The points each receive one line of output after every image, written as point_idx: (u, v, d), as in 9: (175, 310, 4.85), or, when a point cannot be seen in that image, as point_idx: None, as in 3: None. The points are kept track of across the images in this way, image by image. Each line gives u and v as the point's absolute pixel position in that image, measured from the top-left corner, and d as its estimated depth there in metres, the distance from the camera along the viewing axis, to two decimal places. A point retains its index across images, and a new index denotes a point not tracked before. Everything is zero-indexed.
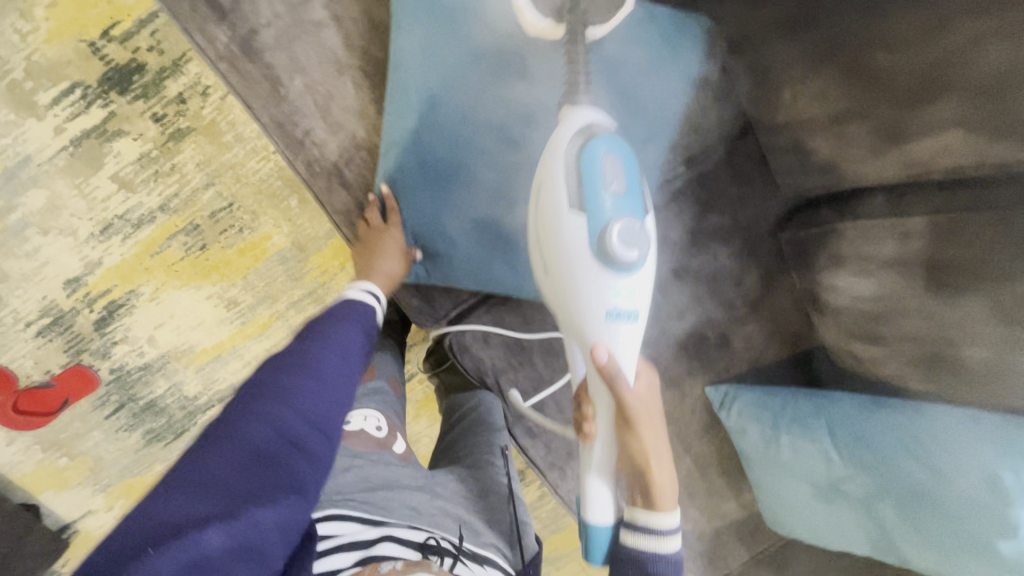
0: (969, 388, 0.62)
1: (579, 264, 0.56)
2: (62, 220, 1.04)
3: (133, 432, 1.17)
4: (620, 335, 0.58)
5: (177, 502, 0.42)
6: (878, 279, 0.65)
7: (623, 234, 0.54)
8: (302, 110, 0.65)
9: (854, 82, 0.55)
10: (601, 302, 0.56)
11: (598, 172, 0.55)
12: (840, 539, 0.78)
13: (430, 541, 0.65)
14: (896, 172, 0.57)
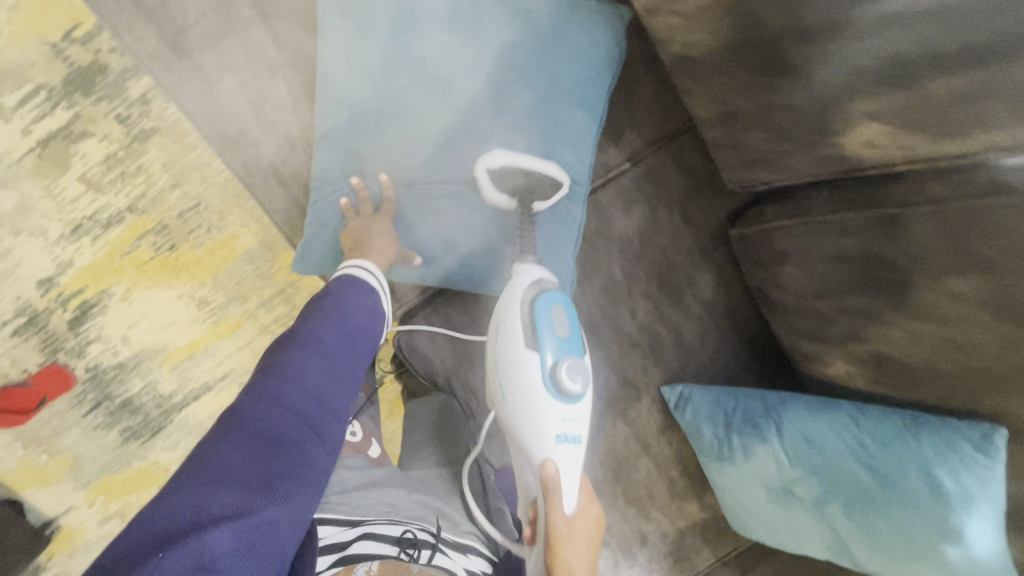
0: (911, 383, 0.61)
1: (531, 394, 0.59)
2: (31, 220, 1.02)
3: (110, 431, 1.10)
4: (567, 461, 0.59)
5: (184, 496, 0.40)
6: (821, 276, 0.63)
7: (571, 366, 0.58)
8: (237, 111, 0.67)
9: (766, 75, 0.54)
10: (549, 427, 0.59)
11: (548, 315, 0.60)
12: (800, 545, 0.74)
13: (408, 534, 0.63)
14: (823, 163, 0.57)
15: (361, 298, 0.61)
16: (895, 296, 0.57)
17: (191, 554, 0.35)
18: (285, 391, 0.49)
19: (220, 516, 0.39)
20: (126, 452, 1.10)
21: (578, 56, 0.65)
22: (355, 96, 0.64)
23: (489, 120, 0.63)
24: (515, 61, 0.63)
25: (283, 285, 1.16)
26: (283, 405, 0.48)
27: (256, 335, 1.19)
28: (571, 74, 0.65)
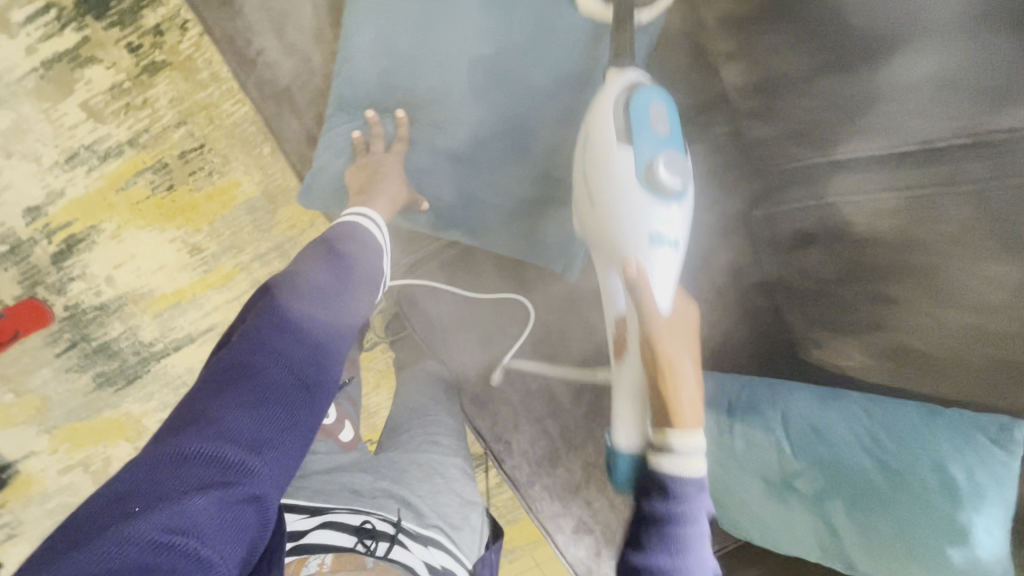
0: (929, 376, 0.61)
1: (623, 187, 0.56)
2: (26, 144, 1.02)
3: (84, 374, 1.20)
4: (661, 263, 0.56)
5: (167, 462, 0.45)
6: (847, 260, 0.62)
7: (669, 164, 0.55)
8: (257, 29, 0.64)
9: (825, 31, 0.54)
10: (644, 220, 0.56)
11: (648, 109, 0.56)
12: (791, 545, 0.72)
13: (366, 525, 0.65)
14: (858, 139, 0.57)
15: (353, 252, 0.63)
16: (923, 280, 0.56)
17: (169, 518, 0.41)
18: (271, 360, 0.53)
19: (203, 483, 0.44)
20: (97, 396, 1.21)
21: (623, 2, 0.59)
22: (379, 17, 0.61)
23: (512, 60, 0.60)
24: (549, 1, 0.59)
25: (281, 240, 1.13)
26: (267, 373, 0.52)
27: (247, 290, 1.16)
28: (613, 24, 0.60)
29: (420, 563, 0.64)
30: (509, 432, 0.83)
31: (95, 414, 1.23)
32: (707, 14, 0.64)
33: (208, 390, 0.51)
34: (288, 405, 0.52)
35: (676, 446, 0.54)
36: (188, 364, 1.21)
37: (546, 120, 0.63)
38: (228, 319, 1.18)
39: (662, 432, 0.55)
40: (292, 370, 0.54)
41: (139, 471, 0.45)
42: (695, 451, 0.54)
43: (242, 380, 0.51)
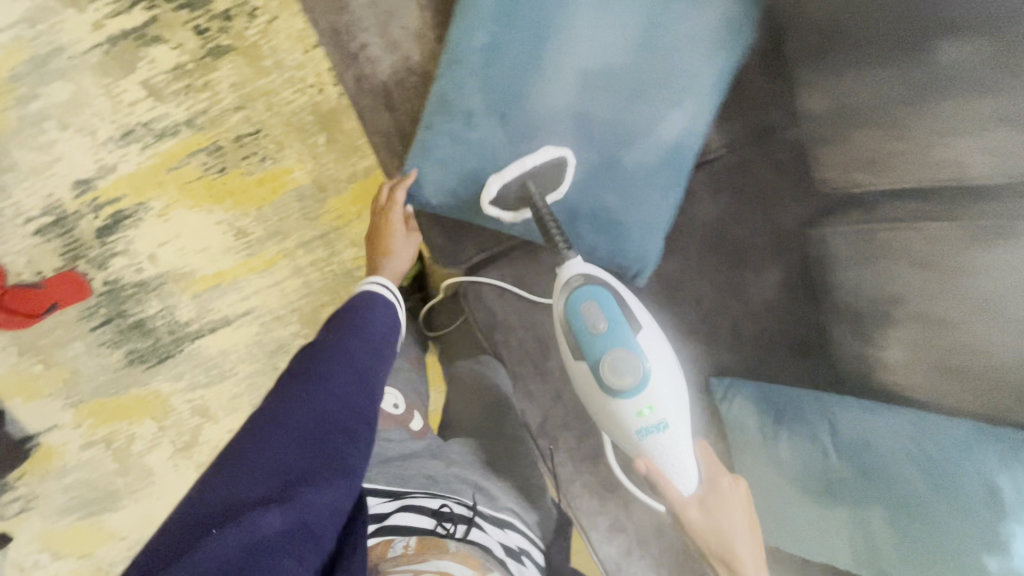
0: (976, 398, 0.63)
1: (602, 400, 0.68)
2: (84, 117, 1.04)
3: (116, 350, 1.19)
4: (659, 448, 0.68)
5: (235, 488, 0.51)
6: (905, 280, 0.66)
7: (615, 366, 0.66)
8: (362, 23, 0.65)
9: (907, 71, 0.57)
10: (630, 424, 0.68)
11: (585, 316, 0.67)
12: (823, 552, 0.74)
13: (443, 509, 0.73)
14: (935, 171, 0.60)
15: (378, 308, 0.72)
16: (988, 306, 0.59)
17: (243, 535, 0.46)
18: (317, 395, 0.59)
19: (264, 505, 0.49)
20: (128, 372, 1.21)
21: (722, 45, 0.67)
22: (493, 22, 0.64)
23: (613, 78, 0.65)
24: (660, 30, 0.65)
25: (327, 229, 1.14)
26: (314, 407, 0.58)
27: (288, 276, 1.17)
28: (714, 63, 0.67)
29: (495, 544, 0.72)
30: (559, 430, 0.86)
31: (124, 390, 1.22)
32: (790, 37, 0.67)
33: (257, 428, 0.56)
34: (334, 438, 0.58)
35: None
36: (222, 347, 1.21)
37: (641, 138, 0.68)
38: (266, 304, 1.18)
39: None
40: (336, 405, 0.60)
41: (209, 495, 0.50)
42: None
43: (292, 415, 0.57)
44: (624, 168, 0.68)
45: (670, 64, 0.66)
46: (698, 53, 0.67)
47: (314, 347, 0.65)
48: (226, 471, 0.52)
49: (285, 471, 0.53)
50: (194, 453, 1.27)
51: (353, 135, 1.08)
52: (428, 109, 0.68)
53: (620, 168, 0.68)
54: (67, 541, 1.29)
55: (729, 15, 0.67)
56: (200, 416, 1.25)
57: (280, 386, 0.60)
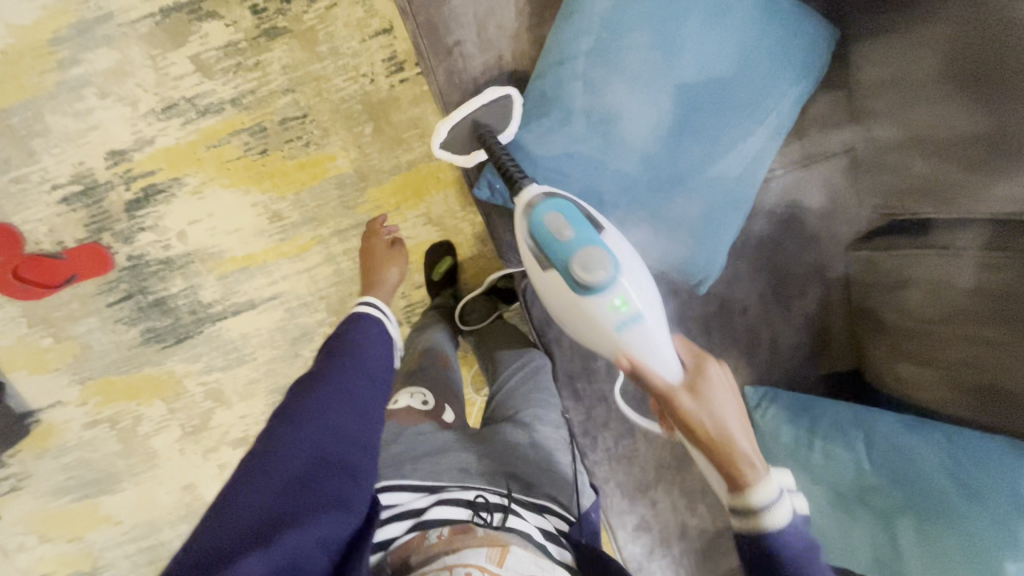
0: (1004, 413, 0.69)
1: (579, 308, 0.66)
2: (126, 87, 1.03)
3: (132, 328, 1.15)
4: (638, 338, 0.65)
5: (220, 532, 0.48)
6: (946, 303, 0.72)
7: (584, 261, 0.63)
8: (460, 20, 0.70)
9: (973, 113, 0.65)
10: (606, 322, 0.65)
11: (546, 228, 0.65)
12: (842, 553, 0.79)
13: (479, 499, 0.69)
14: (987, 204, 0.68)
15: (373, 336, 0.72)
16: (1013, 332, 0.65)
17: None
18: (310, 428, 0.57)
19: (252, 546, 0.47)
20: (142, 352, 1.17)
21: (793, 82, 0.74)
22: (602, 30, 0.69)
23: (704, 92, 0.71)
24: (745, 65, 0.72)
25: (364, 219, 1.13)
26: (307, 442, 0.56)
27: (319, 263, 1.15)
28: (790, 101, 0.75)
29: (535, 531, 0.68)
30: (599, 429, 0.89)
31: (135, 370, 1.18)
32: (865, 75, 0.77)
33: (246, 465, 0.53)
34: (327, 474, 0.55)
35: (756, 494, 0.56)
36: (243, 330, 1.17)
37: (708, 156, 0.73)
38: (294, 290, 1.16)
39: (742, 498, 0.57)
40: (330, 438, 0.57)
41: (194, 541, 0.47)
42: (774, 497, 0.56)
43: (284, 450, 0.55)
44: (701, 179, 0.74)
45: (754, 87, 0.73)
46: (781, 78, 0.74)
47: (305, 381, 0.63)
48: (216, 511, 0.50)
49: (274, 509, 0.50)
50: (202, 437, 1.22)
51: (399, 127, 1.09)
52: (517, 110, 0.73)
53: (699, 177, 0.74)
54: (57, 523, 1.23)
55: (803, 56, 0.74)
56: (213, 400, 1.21)
57: (274, 420, 0.58)
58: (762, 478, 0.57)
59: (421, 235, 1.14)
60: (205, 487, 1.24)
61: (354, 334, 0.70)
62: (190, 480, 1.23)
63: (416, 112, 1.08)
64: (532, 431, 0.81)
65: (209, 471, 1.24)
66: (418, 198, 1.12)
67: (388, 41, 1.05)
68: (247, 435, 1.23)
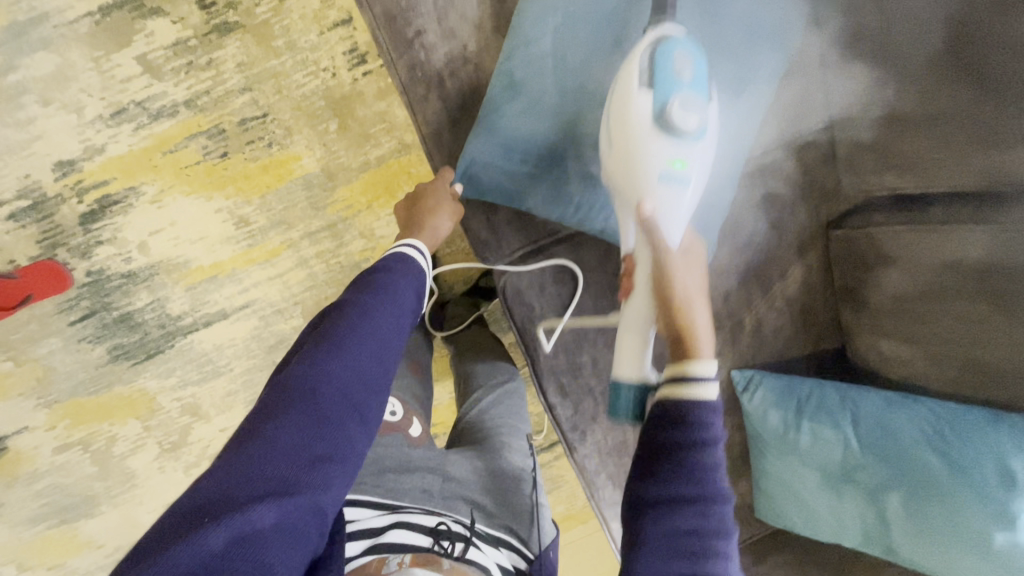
0: (987, 385, 0.69)
1: (641, 134, 0.62)
2: (69, 92, 0.97)
3: (98, 346, 1.10)
4: (674, 201, 0.64)
5: (236, 472, 0.47)
6: (926, 278, 0.72)
7: (683, 107, 0.61)
8: (419, 10, 0.69)
9: (953, 84, 0.65)
10: (657, 165, 0.63)
11: (671, 59, 0.62)
12: (834, 530, 0.81)
13: (441, 527, 0.71)
14: (968, 179, 0.66)
15: (401, 268, 0.67)
16: (994, 304, 0.65)
17: (233, 529, 0.43)
18: (332, 367, 0.55)
19: (261, 494, 0.46)
20: (110, 370, 1.12)
21: (761, 57, 0.76)
22: (566, 20, 0.68)
23: None
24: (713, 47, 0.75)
25: (335, 219, 1.09)
26: (329, 382, 0.54)
27: (291, 267, 1.10)
28: (765, 78, 0.76)
29: (494, 566, 0.71)
30: (588, 424, 0.87)
31: (103, 390, 1.13)
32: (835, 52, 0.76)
33: (270, 402, 0.53)
34: (342, 422, 0.53)
35: (692, 367, 0.57)
36: (216, 342, 1.13)
37: None
38: (267, 297, 1.11)
39: (680, 365, 0.58)
40: (350, 383, 0.55)
41: (213, 477, 0.47)
42: (711, 378, 0.57)
43: (305, 390, 0.53)
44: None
45: (723, 70, 0.75)
46: (746, 64, 0.76)
47: (338, 311, 0.60)
48: (236, 447, 0.50)
49: (287, 455, 0.49)
50: (182, 454, 1.18)
51: (365, 123, 1.04)
52: (489, 99, 0.71)
53: None
54: (36, 551, 1.18)
55: (766, 34, 0.75)
56: (190, 415, 1.17)
57: (303, 351, 0.57)
58: (707, 355, 0.59)
59: (395, 233, 1.11)
60: None
61: (393, 263, 0.67)
62: (172, 497, 1.20)
63: (381, 106, 1.04)
64: (500, 459, 0.83)
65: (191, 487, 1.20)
66: (390, 195, 1.08)
67: (348, 32, 1.00)
68: None
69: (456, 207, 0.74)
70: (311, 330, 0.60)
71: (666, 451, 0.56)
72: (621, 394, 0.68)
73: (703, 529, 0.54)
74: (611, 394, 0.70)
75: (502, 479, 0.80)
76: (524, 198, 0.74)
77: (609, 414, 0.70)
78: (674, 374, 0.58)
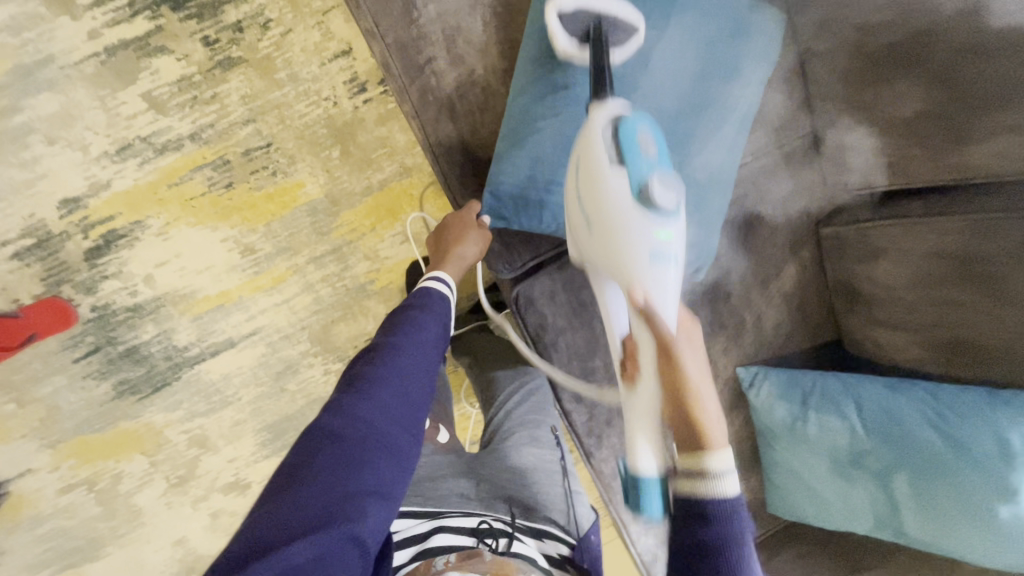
0: (985, 366, 0.73)
1: (625, 220, 0.63)
2: (75, 131, 0.98)
3: (103, 382, 1.09)
4: (663, 280, 0.64)
5: (273, 514, 0.50)
6: (915, 267, 0.76)
7: (661, 186, 0.61)
8: (429, 38, 0.72)
9: (928, 88, 0.69)
10: (642, 244, 0.63)
11: (636, 138, 0.63)
12: (846, 517, 0.85)
13: (482, 526, 0.74)
14: (948, 174, 0.72)
15: (422, 305, 0.69)
16: (984, 290, 0.70)
17: (274, 566, 0.46)
18: (360, 410, 0.57)
19: (303, 528, 0.49)
20: (116, 405, 1.11)
21: (750, 62, 0.76)
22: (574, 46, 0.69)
23: (675, 88, 0.74)
24: (712, 52, 0.74)
25: (340, 243, 1.11)
26: (357, 424, 0.56)
27: (297, 293, 1.12)
28: (758, 82, 0.77)
29: (539, 557, 0.74)
30: (603, 428, 0.89)
31: (108, 427, 1.11)
32: (815, 60, 0.81)
33: (306, 443, 0.55)
34: (373, 461, 0.55)
35: (711, 462, 0.62)
36: (224, 371, 1.13)
37: (686, 148, 0.76)
38: (274, 323, 1.12)
39: (697, 456, 0.63)
40: (377, 424, 0.57)
41: (255, 519, 0.50)
42: (728, 470, 0.62)
43: (335, 433, 0.55)
44: (687, 168, 0.77)
45: (720, 75, 0.75)
46: (744, 59, 0.76)
47: (365, 355, 0.63)
48: (278, 487, 0.53)
49: (323, 492, 0.51)
50: (190, 488, 1.17)
51: (367, 148, 1.07)
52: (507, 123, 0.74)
53: (686, 167, 0.76)
54: None
55: (757, 42, 0.76)
56: (198, 448, 1.16)
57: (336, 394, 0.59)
58: (721, 446, 0.63)
59: (399, 254, 1.13)
60: (198, 539, 1.19)
61: (420, 304, 0.70)
62: (181, 534, 1.17)
63: (382, 132, 1.07)
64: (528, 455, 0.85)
65: (200, 521, 1.18)
66: (393, 217, 1.11)
67: (348, 63, 1.04)
68: (237, 479, 1.18)
69: (484, 233, 0.78)
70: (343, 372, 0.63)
71: (695, 543, 0.61)
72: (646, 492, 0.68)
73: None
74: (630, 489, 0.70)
75: (531, 474, 0.83)
76: (551, 219, 0.76)
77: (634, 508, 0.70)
78: (694, 467, 0.63)
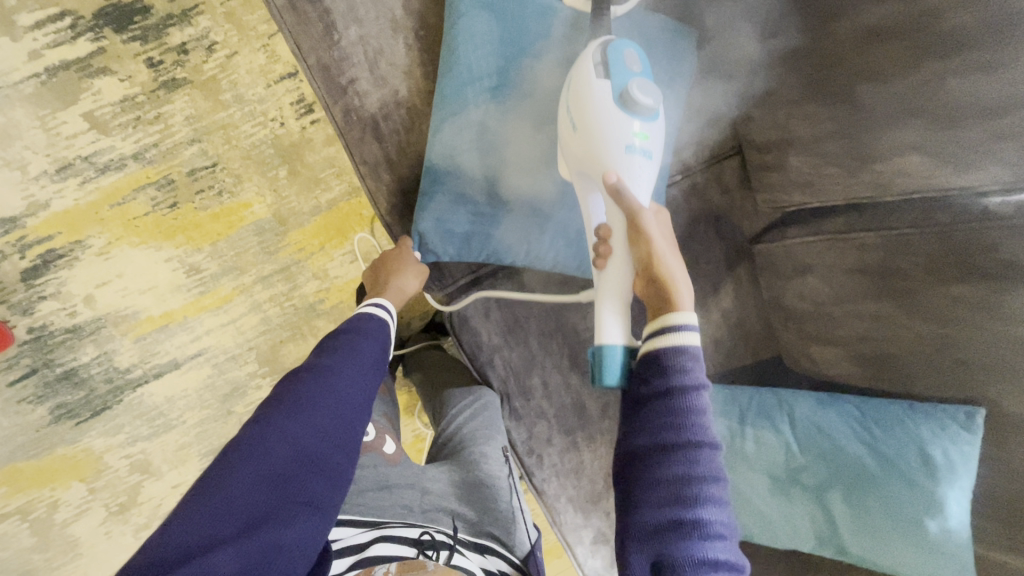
0: (901, 380, 0.76)
1: (605, 111, 0.64)
2: (14, 150, 0.98)
3: (39, 407, 1.06)
4: (636, 171, 0.64)
5: (197, 524, 0.47)
6: (839, 285, 0.78)
7: (643, 88, 0.64)
8: (352, 60, 0.74)
9: (833, 108, 0.72)
10: (620, 141, 0.64)
11: (622, 54, 0.66)
12: (788, 538, 0.83)
13: (425, 537, 0.73)
14: (867, 191, 0.73)
15: (367, 325, 0.67)
16: (897, 303, 0.72)
17: None
18: (297, 427, 0.54)
19: (229, 541, 0.47)
20: (53, 431, 1.07)
21: (662, 90, 0.81)
22: (486, 81, 0.73)
23: None
24: None
25: (287, 263, 1.10)
26: (293, 442, 0.54)
27: (244, 313, 1.10)
28: (673, 107, 0.82)
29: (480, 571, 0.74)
30: (543, 446, 0.91)
31: (44, 453, 1.08)
32: (736, 83, 0.84)
33: (229, 455, 0.51)
34: (307, 480, 0.54)
35: (674, 323, 0.60)
36: (168, 394, 1.10)
37: None
38: (220, 344, 1.10)
39: (662, 316, 0.61)
40: (315, 442, 0.55)
41: (176, 527, 0.46)
42: (688, 327, 0.60)
43: (268, 448, 0.53)
44: None
45: None
46: (657, 86, 0.80)
47: (305, 370, 0.59)
48: (186, 504, 0.48)
49: (248, 510, 0.49)
50: (131, 516, 1.12)
51: (315, 168, 1.08)
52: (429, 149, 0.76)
53: None
54: None
55: (671, 70, 0.81)
56: (140, 473, 1.12)
57: (273, 405, 0.55)
58: (686, 307, 0.61)
59: (349, 274, 1.13)
60: None
61: (363, 327, 0.66)
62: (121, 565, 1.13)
63: (330, 152, 1.08)
64: (476, 471, 0.83)
65: None
66: (342, 237, 1.11)
67: (294, 85, 1.05)
68: None
69: (421, 268, 0.77)
70: (278, 384, 0.59)
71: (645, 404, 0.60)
72: (608, 360, 0.64)
73: (685, 475, 0.56)
74: (592, 364, 0.66)
75: (480, 490, 0.82)
76: (481, 247, 0.78)
77: (594, 382, 0.65)
78: (658, 329, 0.61)
